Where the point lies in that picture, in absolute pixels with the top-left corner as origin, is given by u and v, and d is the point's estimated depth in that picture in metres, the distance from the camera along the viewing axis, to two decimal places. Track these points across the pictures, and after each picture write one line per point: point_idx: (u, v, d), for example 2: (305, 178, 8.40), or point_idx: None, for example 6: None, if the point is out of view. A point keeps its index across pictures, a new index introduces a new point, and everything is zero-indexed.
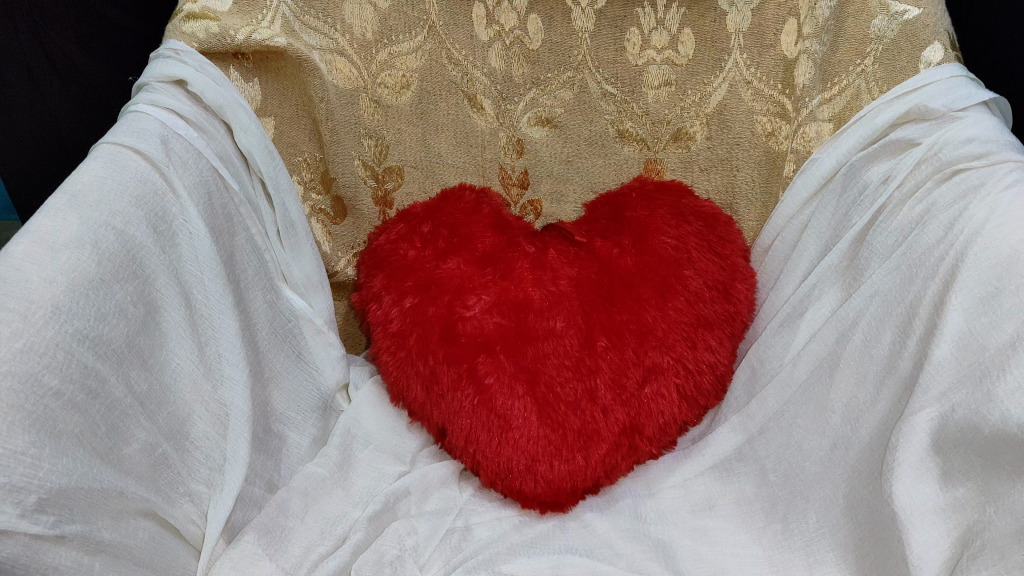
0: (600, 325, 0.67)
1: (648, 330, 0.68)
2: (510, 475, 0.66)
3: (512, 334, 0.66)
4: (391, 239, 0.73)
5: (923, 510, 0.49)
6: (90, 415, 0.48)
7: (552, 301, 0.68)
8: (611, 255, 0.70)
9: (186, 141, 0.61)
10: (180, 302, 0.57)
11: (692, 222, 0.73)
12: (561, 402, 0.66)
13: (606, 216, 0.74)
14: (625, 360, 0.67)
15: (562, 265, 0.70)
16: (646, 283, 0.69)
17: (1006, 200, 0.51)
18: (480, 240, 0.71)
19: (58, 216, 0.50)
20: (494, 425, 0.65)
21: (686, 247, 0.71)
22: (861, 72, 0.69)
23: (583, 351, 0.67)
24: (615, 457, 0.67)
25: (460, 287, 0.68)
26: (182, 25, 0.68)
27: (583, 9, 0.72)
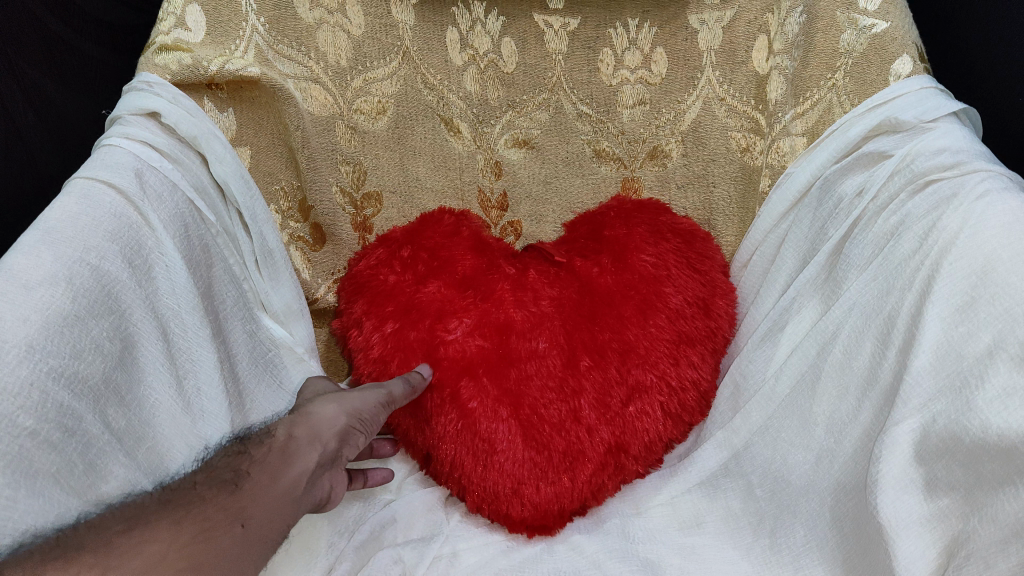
0: (583, 346, 0.67)
1: (631, 348, 0.68)
2: (497, 500, 0.65)
3: (495, 357, 0.66)
4: (371, 265, 0.72)
5: (909, 521, 0.49)
6: (65, 453, 0.48)
7: (534, 321, 0.67)
8: (595, 275, 0.70)
9: (161, 174, 0.61)
10: (157, 336, 0.57)
11: (670, 239, 0.73)
12: (544, 424, 0.65)
13: (583, 233, 0.75)
14: (608, 380, 0.67)
15: (542, 286, 0.70)
16: (626, 301, 0.69)
17: (979, 209, 0.52)
18: (459, 262, 0.71)
19: (31, 253, 0.49)
20: (479, 449, 0.65)
21: (665, 264, 0.71)
22: (833, 87, 0.69)
23: (566, 371, 0.67)
24: (601, 477, 0.67)
25: (442, 310, 0.67)
26: (153, 58, 0.65)
27: (556, 31, 0.72)
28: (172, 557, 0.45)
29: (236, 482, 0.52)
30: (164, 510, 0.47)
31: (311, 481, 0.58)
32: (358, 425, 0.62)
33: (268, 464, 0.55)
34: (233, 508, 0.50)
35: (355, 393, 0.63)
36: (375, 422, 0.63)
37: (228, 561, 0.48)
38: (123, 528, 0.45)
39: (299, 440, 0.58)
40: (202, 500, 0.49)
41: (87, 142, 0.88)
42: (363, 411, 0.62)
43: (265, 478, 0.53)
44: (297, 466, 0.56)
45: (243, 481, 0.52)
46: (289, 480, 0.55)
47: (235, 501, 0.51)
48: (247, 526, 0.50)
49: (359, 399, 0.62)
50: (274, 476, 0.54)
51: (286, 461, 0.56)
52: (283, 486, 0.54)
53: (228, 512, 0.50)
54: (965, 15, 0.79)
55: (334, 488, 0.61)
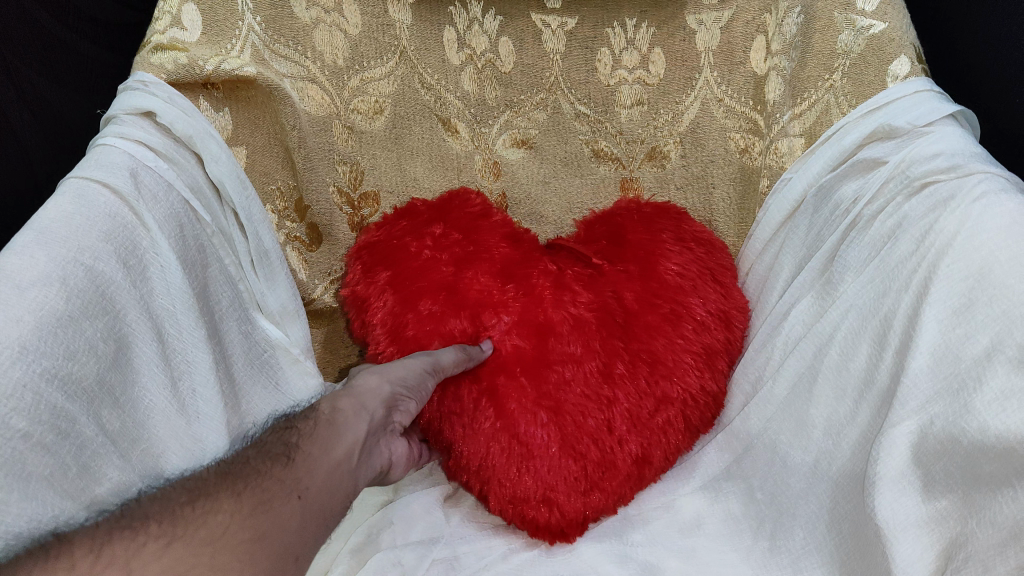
0: (618, 355, 0.67)
1: (660, 359, 0.67)
2: (526, 505, 0.65)
3: (535, 356, 0.66)
4: (396, 237, 0.72)
5: (906, 524, 0.49)
6: (60, 456, 0.48)
7: (573, 324, 0.67)
8: (628, 281, 0.70)
9: (156, 174, 0.60)
10: (152, 337, 0.57)
11: (694, 247, 0.73)
12: (582, 433, 0.65)
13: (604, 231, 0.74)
14: (641, 390, 0.66)
15: (580, 288, 0.69)
16: (658, 310, 0.69)
17: (976, 211, 0.51)
18: (497, 255, 0.70)
19: (25, 253, 0.49)
20: (515, 453, 0.64)
21: (690, 276, 0.71)
22: (830, 87, 0.69)
23: (602, 380, 0.66)
24: (626, 487, 0.67)
25: (479, 300, 0.67)
26: (150, 56, 0.65)
27: (553, 31, 0.73)
28: (236, 528, 0.46)
29: (288, 457, 0.53)
30: (221, 484, 0.49)
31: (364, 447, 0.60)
32: (403, 394, 0.63)
33: (318, 439, 0.56)
34: (290, 481, 0.52)
35: (399, 362, 0.64)
36: (423, 392, 0.64)
37: (291, 531, 0.49)
38: (185, 500, 0.47)
39: (343, 413, 0.60)
40: (260, 474, 0.51)
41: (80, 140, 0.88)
42: (407, 381, 0.63)
43: (314, 450, 0.55)
44: (345, 436, 0.59)
45: (295, 456, 0.54)
46: (341, 451, 0.58)
47: (291, 475, 0.52)
48: (303, 497, 0.52)
49: (403, 369, 0.63)
50: (325, 449, 0.56)
51: (334, 434, 0.58)
52: (334, 457, 0.57)
53: (285, 484, 0.51)
54: (963, 19, 0.79)
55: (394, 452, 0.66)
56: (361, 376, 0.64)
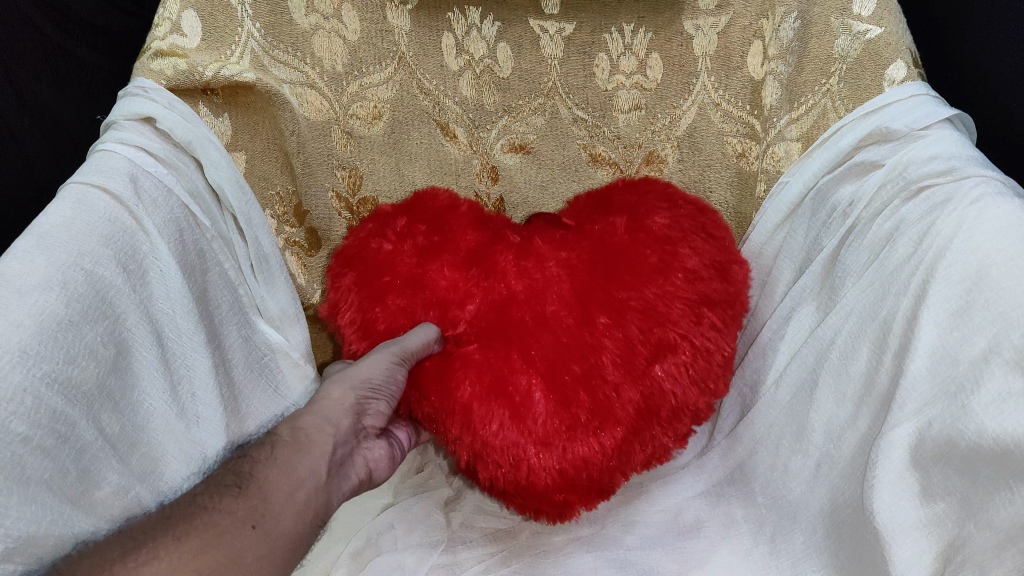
0: (598, 301, 0.64)
1: (652, 308, 0.64)
2: (519, 464, 0.60)
3: (508, 324, 0.62)
4: (360, 238, 0.70)
5: (904, 527, 0.49)
6: (60, 460, 0.48)
7: (541, 284, 0.64)
8: (607, 232, 0.68)
9: (156, 179, 0.61)
10: (152, 341, 0.57)
11: (683, 205, 0.71)
12: (567, 376, 0.61)
13: (591, 199, 0.73)
14: (630, 338, 0.63)
15: (550, 250, 0.67)
16: (645, 258, 0.66)
17: (973, 214, 0.51)
18: (461, 237, 0.68)
19: (25, 258, 0.49)
20: (497, 406, 0.60)
21: (680, 230, 0.69)
22: (827, 91, 0.69)
23: (582, 328, 0.63)
24: (630, 440, 0.63)
25: (443, 290, 0.65)
26: (149, 63, 0.66)
27: (551, 36, 0.73)
28: (188, 566, 0.46)
29: (239, 486, 0.52)
30: (161, 530, 0.48)
31: (340, 460, 0.61)
32: (371, 391, 0.63)
33: (277, 460, 0.56)
34: (242, 511, 0.51)
35: (365, 359, 0.63)
36: (392, 382, 0.63)
37: (245, 563, 0.49)
38: (118, 555, 0.45)
39: (307, 433, 0.60)
40: (206, 511, 0.50)
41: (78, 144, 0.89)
42: (371, 379, 0.62)
43: (272, 476, 0.54)
44: (308, 457, 0.58)
45: (247, 485, 0.53)
46: (304, 472, 0.56)
47: (244, 503, 0.51)
48: (258, 526, 0.51)
49: (365, 368, 0.63)
50: (285, 472, 0.55)
51: (297, 456, 0.57)
52: (296, 480, 0.55)
53: (236, 516, 0.50)
54: (958, 25, 0.80)
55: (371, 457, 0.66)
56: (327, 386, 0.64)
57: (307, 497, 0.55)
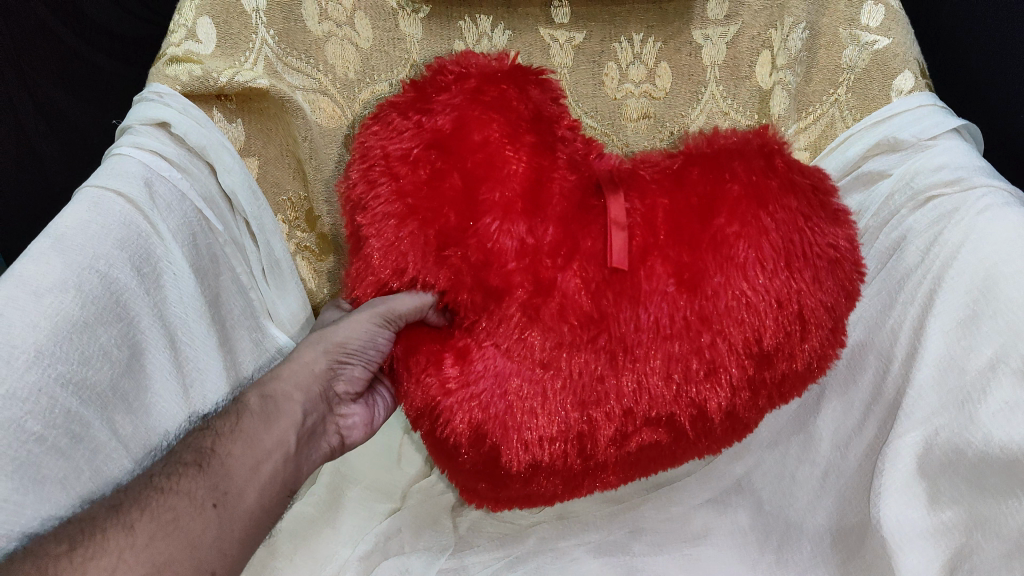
0: (600, 381, 0.55)
1: (660, 395, 0.55)
2: (454, 472, 0.60)
3: (495, 353, 0.55)
4: (392, 156, 0.56)
5: (912, 535, 0.49)
6: (75, 460, 0.49)
7: (551, 336, 0.54)
8: (656, 312, 0.54)
9: (170, 183, 0.61)
10: (164, 342, 0.58)
11: (815, 203, 0.55)
12: (520, 437, 0.55)
13: (684, 204, 0.54)
14: (620, 404, 0.55)
15: (581, 293, 0.53)
16: (676, 332, 0.54)
17: (980, 223, 0.52)
18: (491, 232, 0.53)
19: (41, 260, 0.50)
20: (436, 422, 0.57)
21: (766, 302, 0.53)
22: (834, 101, 0.70)
23: (574, 385, 0.55)
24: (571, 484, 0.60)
25: (451, 285, 0.55)
26: (165, 68, 0.65)
27: (561, 44, 0.74)
28: (142, 556, 0.43)
29: (198, 465, 0.49)
30: (113, 516, 0.44)
31: (310, 428, 0.58)
32: (347, 355, 0.60)
33: (240, 434, 0.53)
34: (201, 491, 0.48)
35: (347, 320, 0.59)
36: (371, 347, 0.59)
37: (206, 547, 0.46)
38: (64, 549, 0.41)
39: (274, 401, 0.57)
40: (161, 492, 0.46)
41: (86, 142, 0.92)
42: (349, 343, 0.58)
43: (236, 450, 0.52)
44: (274, 427, 0.55)
45: (207, 463, 0.49)
46: (269, 445, 0.54)
47: (204, 482, 0.48)
48: (219, 506, 0.48)
49: (344, 331, 0.58)
50: (248, 447, 0.52)
51: (263, 426, 0.54)
52: (261, 452, 0.53)
53: (196, 497, 0.47)
54: (962, 36, 0.80)
55: (342, 424, 0.63)
56: (300, 349, 0.61)
57: (271, 472, 0.53)
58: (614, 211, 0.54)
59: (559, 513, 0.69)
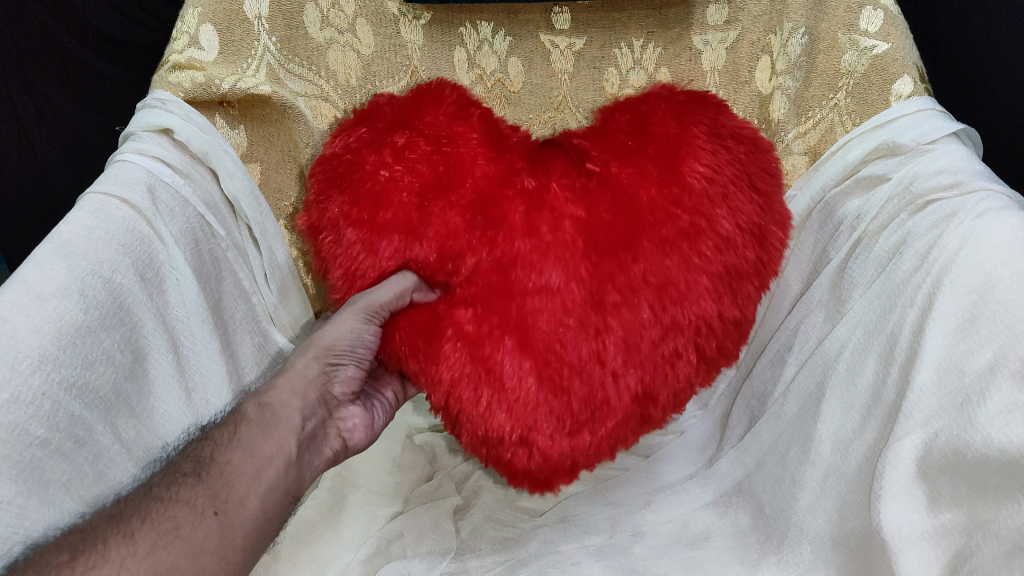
0: (612, 278, 0.61)
1: (669, 283, 0.61)
2: (500, 446, 0.62)
3: (512, 284, 0.60)
4: (350, 148, 0.63)
5: (913, 537, 0.49)
6: (78, 463, 0.49)
7: (554, 251, 0.60)
8: (643, 239, 0.61)
9: (173, 189, 0.62)
10: (167, 347, 0.58)
11: (730, 142, 0.64)
12: (564, 366, 0.60)
13: (625, 133, 0.64)
14: (640, 321, 0.61)
15: (567, 203, 0.61)
16: (671, 219, 0.61)
17: (978, 227, 0.52)
18: (470, 171, 0.61)
19: (45, 266, 0.50)
20: (483, 379, 0.60)
21: (721, 178, 0.62)
22: (834, 106, 0.70)
23: (587, 308, 0.60)
24: (621, 430, 0.64)
25: (449, 241, 0.61)
26: (168, 75, 0.66)
27: (562, 51, 0.75)
28: (145, 562, 0.43)
29: (197, 474, 0.50)
30: (112, 526, 0.44)
31: (310, 433, 0.60)
32: (337, 355, 0.64)
33: (238, 442, 0.53)
34: (202, 499, 0.48)
35: (331, 321, 0.63)
36: (359, 345, 0.64)
37: (208, 554, 0.47)
38: (65, 559, 0.41)
39: (271, 410, 0.58)
40: (163, 502, 0.47)
41: (86, 148, 0.93)
42: (338, 343, 0.63)
43: (236, 459, 0.52)
44: (274, 436, 0.56)
45: (206, 472, 0.50)
46: (268, 454, 0.55)
47: (204, 490, 0.49)
48: (220, 514, 0.49)
49: (331, 331, 0.63)
50: (247, 456, 0.53)
51: (263, 435, 0.55)
52: (260, 462, 0.54)
53: (196, 505, 0.48)
54: (961, 40, 0.81)
55: (345, 424, 0.66)
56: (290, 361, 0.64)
57: (272, 479, 0.54)
58: (565, 148, 0.65)
59: (561, 517, 0.70)
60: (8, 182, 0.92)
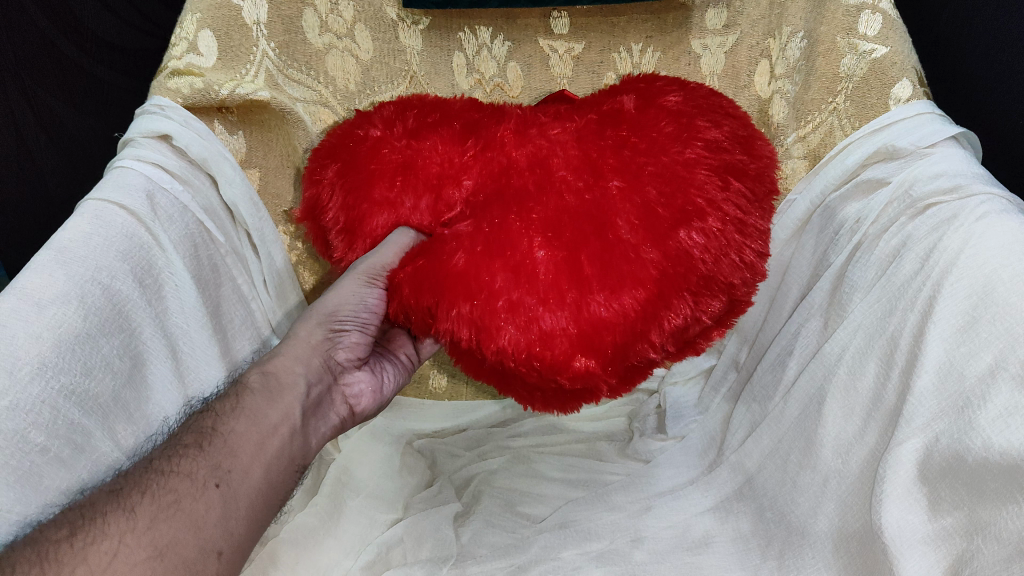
0: (612, 171, 0.56)
1: (673, 168, 0.57)
2: (465, 284, 0.52)
3: (511, 193, 0.55)
4: (346, 126, 0.64)
5: (912, 541, 0.49)
6: (76, 470, 0.49)
7: (546, 155, 0.57)
8: (641, 163, 0.57)
9: (172, 195, 0.62)
10: (165, 353, 0.58)
11: (726, 115, 0.63)
12: (549, 269, 0.53)
13: (603, 92, 0.65)
14: (639, 199, 0.55)
15: (553, 126, 0.60)
16: (658, 128, 0.59)
17: (979, 230, 0.52)
18: (452, 122, 0.62)
19: (43, 272, 0.50)
20: (469, 294, 0.52)
21: (697, 102, 0.62)
22: (833, 110, 0.69)
23: (585, 185, 0.55)
24: (609, 307, 0.53)
25: (439, 170, 0.58)
26: (166, 81, 0.65)
27: (560, 55, 0.75)
28: (145, 537, 0.43)
29: (199, 446, 0.49)
30: (112, 501, 0.44)
31: (316, 401, 0.59)
32: (341, 321, 0.62)
33: (242, 411, 0.53)
34: (203, 470, 0.48)
35: (334, 287, 0.62)
36: (363, 310, 0.62)
37: (210, 526, 0.46)
38: (64, 535, 0.41)
39: (276, 377, 0.57)
40: (163, 476, 0.47)
41: (85, 153, 0.94)
42: (341, 309, 0.61)
43: (240, 428, 0.52)
44: (279, 402, 0.55)
45: (208, 443, 0.50)
46: (273, 419, 0.54)
47: (205, 461, 0.49)
48: (223, 485, 0.48)
49: (334, 298, 0.61)
50: (251, 423, 0.53)
51: (268, 401, 0.55)
52: (265, 428, 0.53)
53: (197, 477, 0.47)
54: (957, 44, 0.81)
55: (353, 390, 0.64)
56: (295, 329, 0.62)
57: (276, 449, 0.53)
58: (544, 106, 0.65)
59: (561, 521, 0.70)
60: (8, 193, 0.92)
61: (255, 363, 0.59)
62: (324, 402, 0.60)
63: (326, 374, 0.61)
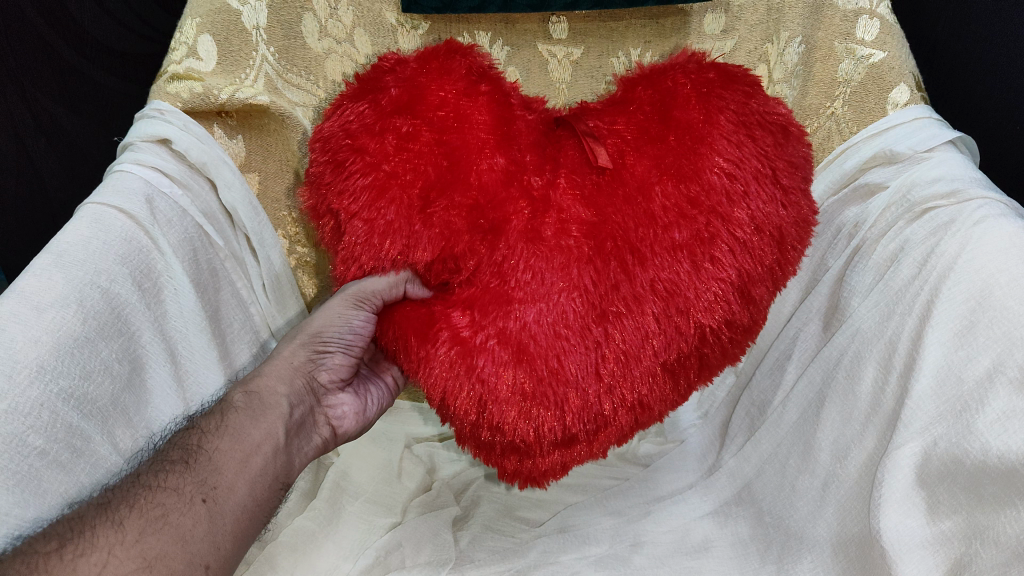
0: (616, 286, 0.54)
1: (678, 291, 0.55)
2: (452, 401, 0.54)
3: (510, 303, 0.53)
4: (351, 131, 0.56)
5: (912, 545, 0.49)
6: (74, 473, 0.49)
7: (555, 257, 0.54)
8: (653, 275, 0.54)
9: (171, 200, 0.62)
10: (164, 357, 0.58)
11: (772, 173, 0.56)
12: (529, 409, 0.54)
13: (650, 117, 0.57)
14: (636, 330, 0.55)
15: (574, 203, 0.55)
16: (688, 218, 0.54)
17: (976, 234, 0.52)
18: (472, 166, 0.54)
19: (43, 276, 0.50)
20: (449, 405, 0.55)
21: (743, 175, 0.55)
22: (831, 115, 0.70)
23: (587, 311, 0.54)
24: (579, 436, 0.57)
25: (449, 238, 0.54)
26: (166, 86, 0.65)
27: (559, 60, 0.75)
28: (132, 552, 0.43)
29: (185, 462, 0.49)
30: (101, 514, 0.44)
31: (299, 421, 0.59)
32: (325, 343, 0.62)
33: (226, 429, 0.53)
34: (189, 486, 0.48)
35: (323, 308, 0.61)
36: (349, 333, 0.61)
37: (198, 540, 0.46)
38: (54, 547, 0.41)
39: (259, 397, 0.57)
40: (150, 490, 0.47)
41: (85, 157, 0.94)
42: (326, 331, 0.61)
43: (225, 446, 0.52)
44: (263, 422, 0.55)
45: (194, 460, 0.50)
46: (257, 439, 0.54)
47: (192, 477, 0.49)
48: (209, 502, 0.48)
49: (322, 321, 0.61)
50: (236, 442, 0.53)
51: (251, 421, 0.55)
52: (248, 446, 0.53)
53: (184, 492, 0.47)
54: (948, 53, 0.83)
55: (335, 413, 0.64)
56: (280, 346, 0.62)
57: (261, 465, 0.53)
58: (581, 129, 0.58)
59: (560, 526, 0.70)
60: (7, 193, 0.93)
61: (239, 380, 0.60)
62: (307, 425, 0.61)
63: (308, 399, 0.61)
